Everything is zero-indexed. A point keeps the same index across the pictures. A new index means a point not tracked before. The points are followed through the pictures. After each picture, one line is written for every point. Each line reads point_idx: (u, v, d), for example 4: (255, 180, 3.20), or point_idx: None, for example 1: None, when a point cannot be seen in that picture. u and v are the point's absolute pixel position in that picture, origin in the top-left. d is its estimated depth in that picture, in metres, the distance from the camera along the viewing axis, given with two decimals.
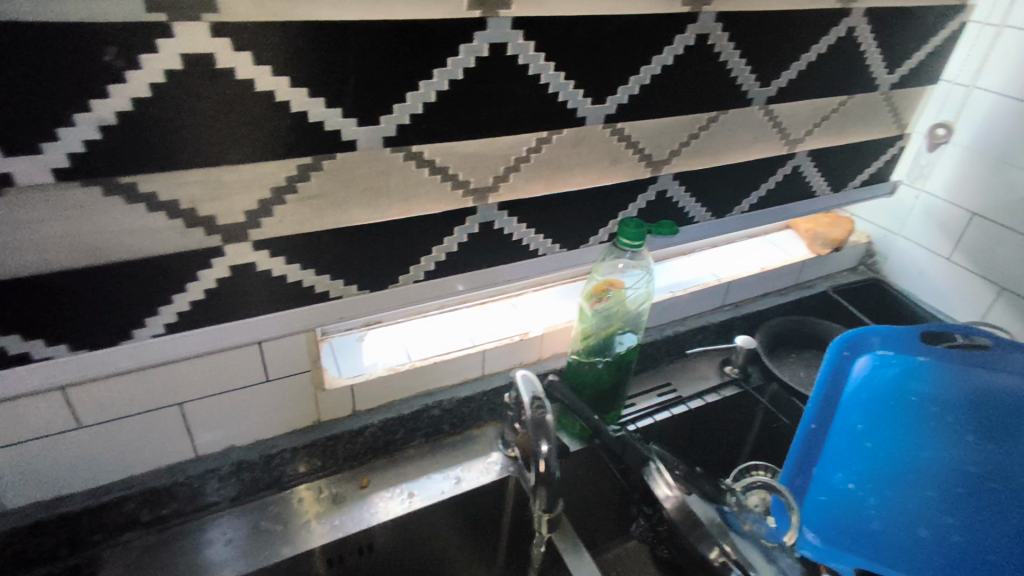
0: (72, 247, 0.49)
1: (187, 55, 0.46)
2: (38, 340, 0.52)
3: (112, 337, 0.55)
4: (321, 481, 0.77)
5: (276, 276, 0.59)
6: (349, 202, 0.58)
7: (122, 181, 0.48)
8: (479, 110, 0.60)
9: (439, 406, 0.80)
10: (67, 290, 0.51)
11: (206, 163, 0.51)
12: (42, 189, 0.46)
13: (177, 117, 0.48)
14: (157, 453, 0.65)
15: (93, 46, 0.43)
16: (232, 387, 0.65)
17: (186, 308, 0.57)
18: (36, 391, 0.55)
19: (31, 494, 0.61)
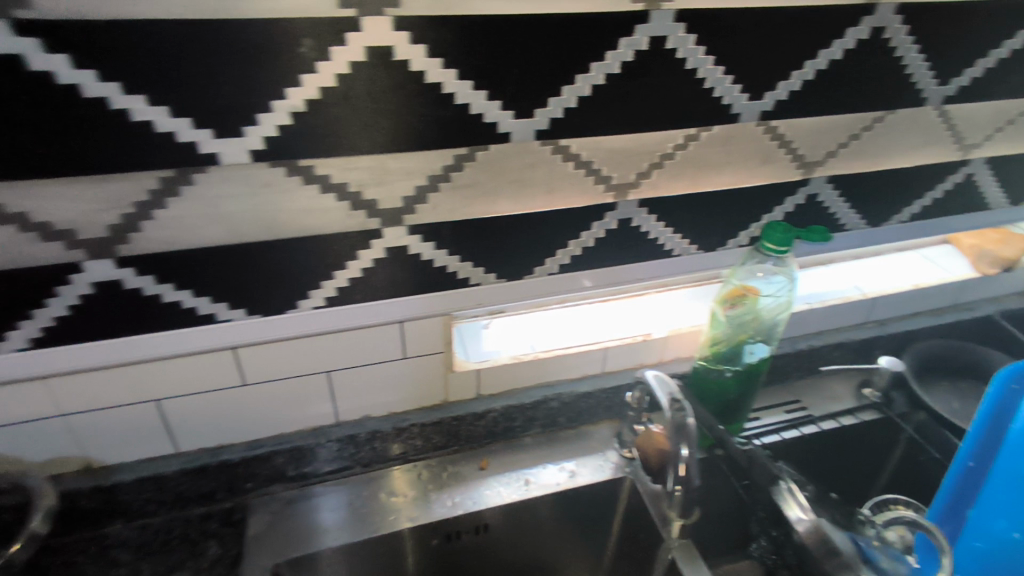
0: (258, 221, 0.55)
1: (371, 48, 0.49)
2: (221, 303, 0.58)
3: (280, 305, 0.61)
4: (439, 459, 0.80)
5: (424, 260, 0.63)
6: (497, 192, 0.60)
7: (304, 164, 0.53)
8: (632, 104, 0.59)
9: (558, 399, 0.81)
10: (249, 260, 0.57)
11: (376, 150, 0.54)
12: (240, 168, 0.51)
13: (357, 106, 0.51)
14: (304, 415, 0.71)
15: (294, 39, 0.47)
16: (373, 361, 0.69)
17: (345, 284, 0.61)
18: (215, 348, 0.61)
19: (201, 440, 0.69)
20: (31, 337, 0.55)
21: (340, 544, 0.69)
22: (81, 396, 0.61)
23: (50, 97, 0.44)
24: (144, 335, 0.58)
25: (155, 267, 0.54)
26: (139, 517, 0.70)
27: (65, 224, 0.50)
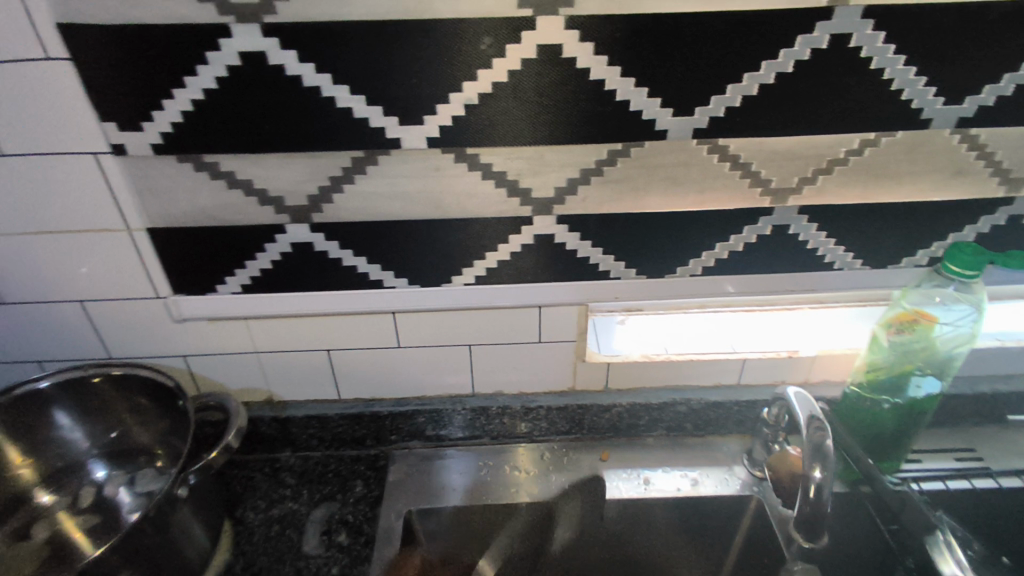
0: (426, 201, 0.61)
1: (542, 46, 0.53)
2: (387, 271, 0.66)
3: (436, 278, 0.67)
4: (559, 445, 0.82)
5: (569, 249, 0.65)
6: (647, 189, 0.61)
7: (471, 152, 0.58)
8: (801, 106, 0.56)
9: (686, 404, 0.80)
10: (415, 235, 0.63)
11: (535, 142, 0.58)
12: (417, 153, 0.58)
13: (523, 99, 0.55)
14: (445, 382, 0.78)
15: (475, 37, 0.52)
16: (510, 341, 0.74)
17: (494, 265, 0.66)
18: (379, 311, 0.70)
19: (358, 390, 0.78)
20: (242, 283, 0.66)
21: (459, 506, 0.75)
22: (272, 338, 0.72)
23: (279, 85, 0.53)
24: (325, 292, 0.68)
25: (339, 234, 0.63)
26: (303, 448, 0.81)
27: (278, 192, 0.60)
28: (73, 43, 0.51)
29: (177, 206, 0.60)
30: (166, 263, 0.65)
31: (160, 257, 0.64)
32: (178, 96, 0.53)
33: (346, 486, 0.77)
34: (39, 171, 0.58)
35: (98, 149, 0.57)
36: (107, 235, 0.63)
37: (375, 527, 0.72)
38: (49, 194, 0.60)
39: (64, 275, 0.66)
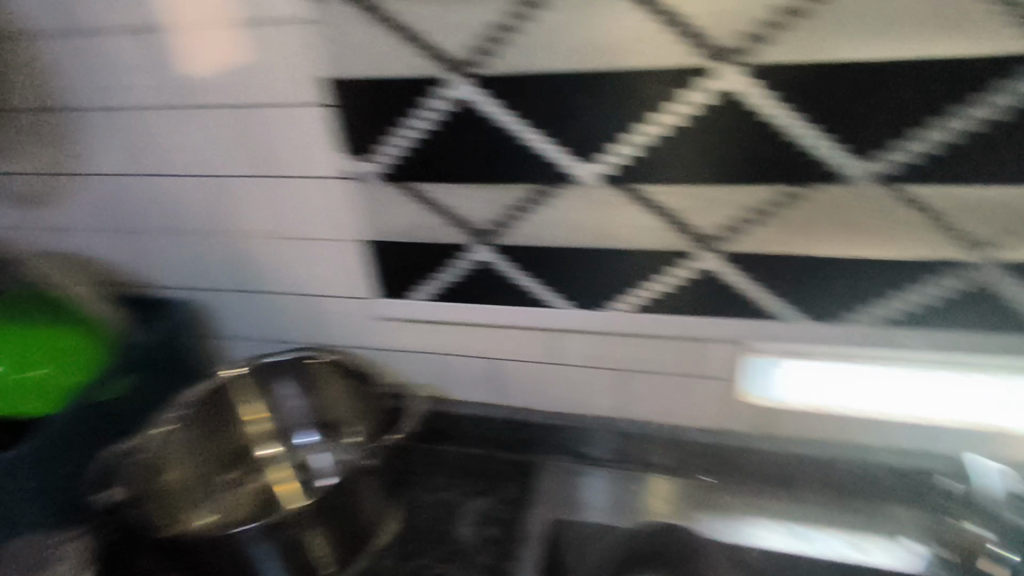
0: (596, 231, 0.66)
1: (720, 93, 0.55)
2: (554, 292, 0.72)
3: (599, 303, 0.72)
4: (708, 481, 0.81)
5: (731, 287, 0.66)
6: (820, 233, 0.60)
7: (642, 189, 0.62)
8: (1005, 152, 0.52)
9: (854, 464, 0.74)
10: (584, 262, 0.69)
11: (706, 182, 0.60)
12: (592, 188, 0.63)
13: (698, 142, 0.58)
14: (598, 401, 0.82)
15: (656, 85, 0.56)
16: (663, 371, 0.76)
17: (655, 296, 0.69)
18: (545, 327, 0.76)
19: (519, 398, 0.86)
20: (432, 292, 0.77)
21: (605, 524, 0.77)
22: (450, 341, 0.82)
23: (479, 126, 0.62)
24: (500, 306, 0.76)
25: (517, 256, 0.70)
26: (462, 444, 0.89)
27: (469, 216, 0.69)
28: (335, 94, 0.66)
29: (390, 223, 0.72)
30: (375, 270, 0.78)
31: (373, 264, 0.77)
32: (400, 135, 0.65)
33: (498, 485, 0.84)
34: (298, 191, 0.75)
35: (339, 176, 0.71)
36: (336, 244, 0.77)
37: (522, 528, 0.78)
38: (301, 209, 0.76)
39: (301, 273, 0.82)
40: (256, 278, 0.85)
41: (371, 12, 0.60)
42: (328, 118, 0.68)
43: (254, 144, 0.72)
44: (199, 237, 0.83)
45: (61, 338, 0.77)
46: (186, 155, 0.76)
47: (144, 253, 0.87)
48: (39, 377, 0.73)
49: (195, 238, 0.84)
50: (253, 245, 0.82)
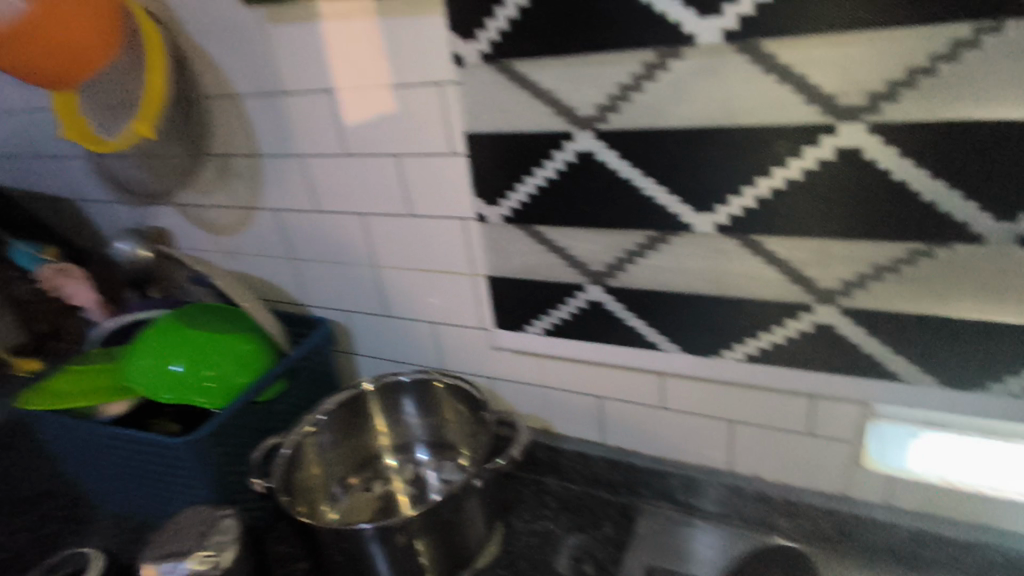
0: (708, 279, 0.67)
1: (842, 148, 0.55)
2: (665, 337, 0.73)
3: (709, 350, 0.71)
4: (820, 549, 0.76)
5: (852, 343, 0.63)
6: (953, 293, 0.57)
7: (757, 240, 0.62)
8: None
9: (995, 550, 0.66)
10: (695, 308, 0.69)
11: (825, 235, 0.59)
12: (706, 237, 0.65)
13: (817, 195, 0.58)
14: (703, 451, 0.81)
15: (774, 140, 0.57)
16: (775, 426, 0.73)
17: (768, 347, 0.68)
18: (651, 371, 0.77)
19: (622, 439, 0.86)
20: (544, 327, 0.81)
21: None
22: (558, 376, 0.86)
23: (598, 175, 0.66)
24: (608, 345, 0.77)
25: (626, 298, 0.72)
26: (566, 478, 0.91)
27: (583, 258, 0.72)
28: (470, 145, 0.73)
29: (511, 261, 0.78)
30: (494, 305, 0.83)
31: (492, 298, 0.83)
32: (529, 182, 0.71)
33: (598, 523, 0.85)
34: (438, 229, 0.84)
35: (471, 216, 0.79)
36: (463, 278, 0.86)
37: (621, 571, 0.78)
38: (436, 245, 0.86)
39: (430, 302, 0.92)
40: (393, 304, 0.96)
41: (506, 75, 0.67)
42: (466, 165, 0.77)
43: (405, 188, 0.84)
44: (352, 265, 0.97)
45: (244, 347, 0.90)
46: (352, 196, 0.90)
47: (306, 276, 1.02)
48: (228, 378, 0.86)
49: (348, 266, 0.97)
50: (394, 276, 0.93)
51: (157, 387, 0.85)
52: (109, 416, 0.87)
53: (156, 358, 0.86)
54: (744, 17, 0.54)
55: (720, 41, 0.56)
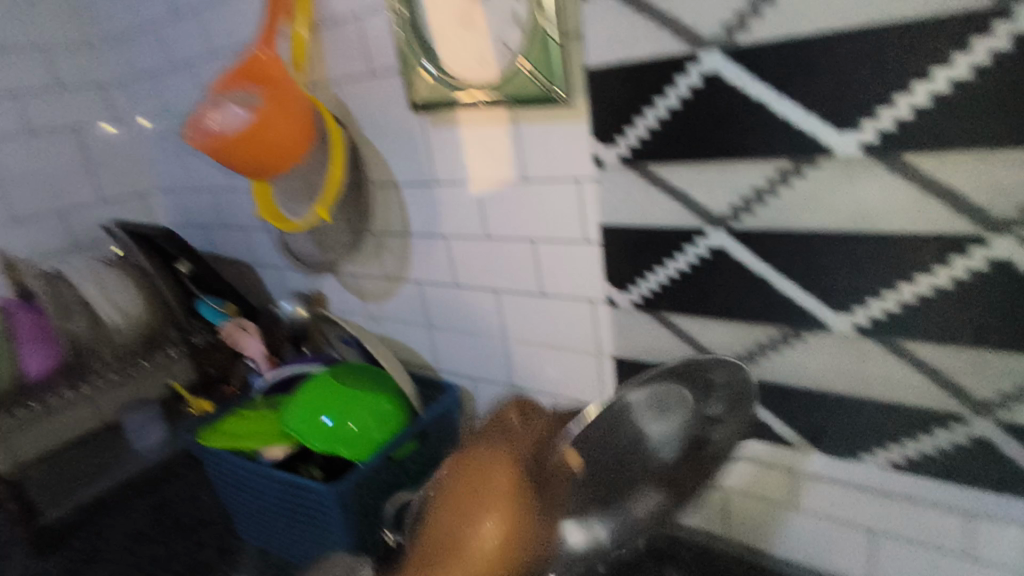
0: (846, 379, 0.66)
1: (996, 260, 0.54)
2: (798, 435, 0.72)
3: (848, 452, 0.69)
4: None
5: (1014, 461, 0.59)
6: None
7: (901, 344, 0.61)
8: None
9: None
10: (831, 408, 0.68)
11: (979, 345, 0.58)
12: (844, 338, 0.64)
13: (969, 305, 0.57)
14: (839, 559, 0.76)
15: (919, 249, 0.58)
16: (922, 541, 0.69)
17: (915, 455, 0.65)
18: (779, 467, 0.76)
19: (748, 537, 0.82)
20: None
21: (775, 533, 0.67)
22: None
23: (731, 269, 0.69)
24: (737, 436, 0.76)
25: (757, 392, 0.72)
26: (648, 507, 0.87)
27: (713, 348, 0.74)
28: (605, 235, 0.79)
29: (639, 345, 0.82)
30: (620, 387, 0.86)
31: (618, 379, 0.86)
32: (659, 273, 0.75)
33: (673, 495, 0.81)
34: (568, 311, 0.90)
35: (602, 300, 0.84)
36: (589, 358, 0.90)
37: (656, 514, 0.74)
38: (563, 324, 0.91)
39: (554, 376, 0.97)
40: (517, 376, 1.02)
41: (643, 177, 0.72)
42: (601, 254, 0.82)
43: (538, 270, 0.91)
44: (481, 337, 1.05)
45: (383, 405, 0.99)
46: (488, 275, 0.99)
47: (439, 344, 1.12)
48: (368, 432, 0.96)
49: (478, 336, 1.05)
50: (520, 351, 1.00)
51: (309, 435, 0.96)
52: (267, 458, 0.98)
53: (307, 407, 0.97)
54: (884, 132, 0.56)
55: (859, 152, 0.58)
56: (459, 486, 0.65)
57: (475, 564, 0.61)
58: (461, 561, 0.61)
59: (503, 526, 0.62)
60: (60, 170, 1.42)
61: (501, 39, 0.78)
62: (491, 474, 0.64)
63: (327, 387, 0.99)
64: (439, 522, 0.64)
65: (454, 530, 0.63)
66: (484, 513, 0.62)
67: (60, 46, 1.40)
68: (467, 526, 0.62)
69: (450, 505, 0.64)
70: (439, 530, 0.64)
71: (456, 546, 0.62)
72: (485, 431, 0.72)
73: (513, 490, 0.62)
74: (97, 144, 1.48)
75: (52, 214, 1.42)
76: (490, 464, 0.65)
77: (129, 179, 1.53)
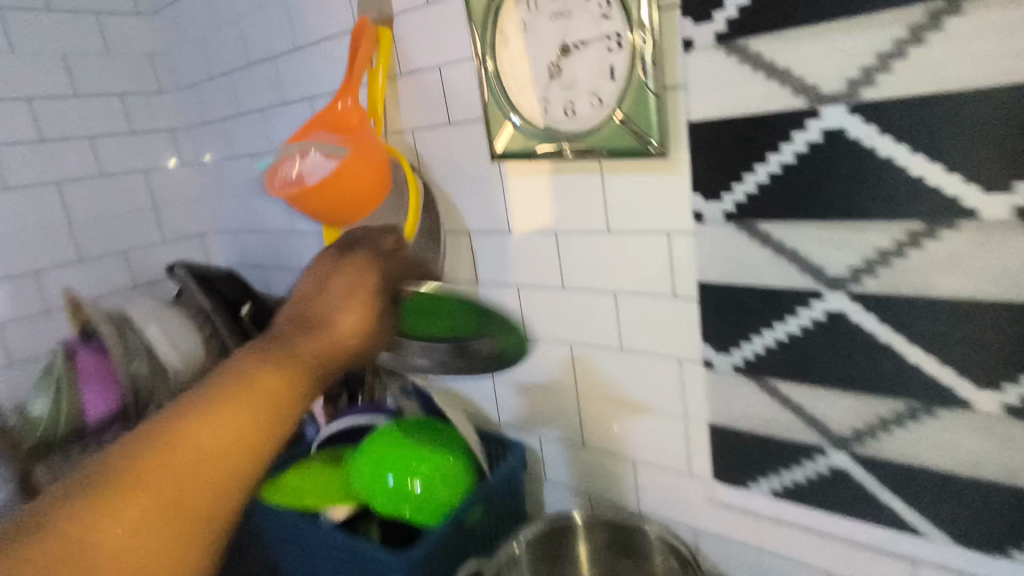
0: (989, 462, 0.60)
1: None
2: (928, 522, 0.65)
3: (989, 546, 0.62)
4: None
5: None
6: None
7: None
8: None
9: None
10: (970, 494, 0.61)
11: None
12: (988, 417, 0.59)
13: None
14: None
15: None
16: None
17: None
18: (903, 556, 0.68)
19: None
20: (773, 487, 0.75)
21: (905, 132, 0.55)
22: (783, 541, 0.78)
23: (851, 335, 0.64)
24: (854, 518, 0.70)
25: (879, 471, 0.66)
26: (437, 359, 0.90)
27: (827, 420, 0.69)
28: (702, 293, 0.74)
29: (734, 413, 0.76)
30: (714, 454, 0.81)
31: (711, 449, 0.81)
32: (765, 335, 0.70)
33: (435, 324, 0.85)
34: (654, 371, 0.86)
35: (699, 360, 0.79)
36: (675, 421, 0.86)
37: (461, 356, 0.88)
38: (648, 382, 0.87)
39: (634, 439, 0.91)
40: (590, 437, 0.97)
41: (749, 235, 0.68)
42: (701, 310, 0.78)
43: (620, 325, 0.87)
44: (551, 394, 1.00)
45: (448, 462, 0.94)
46: (562, 327, 0.95)
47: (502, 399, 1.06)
48: (434, 489, 0.92)
49: (547, 392, 1.00)
50: (595, 409, 0.95)
51: (374, 495, 0.92)
52: (330, 520, 0.94)
53: (372, 463, 0.93)
54: None
55: (1011, 217, 0.53)
56: (335, 275, 0.49)
57: (325, 352, 0.45)
58: (319, 341, 0.45)
59: (364, 311, 0.48)
60: (128, 212, 1.45)
61: (593, 91, 0.76)
62: (354, 269, 0.50)
63: (391, 440, 0.95)
64: (300, 299, 0.48)
65: (308, 313, 0.47)
66: (349, 281, 0.49)
67: (136, 93, 1.45)
68: (326, 314, 0.47)
69: (315, 279, 0.49)
70: (308, 299, 0.48)
71: (317, 325, 0.46)
72: (357, 237, 0.54)
73: (377, 294, 0.49)
74: (162, 186, 1.50)
75: (117, 255, 1.43)
76: (358, 252, 0.51)
77: (190, 220, 1.55)
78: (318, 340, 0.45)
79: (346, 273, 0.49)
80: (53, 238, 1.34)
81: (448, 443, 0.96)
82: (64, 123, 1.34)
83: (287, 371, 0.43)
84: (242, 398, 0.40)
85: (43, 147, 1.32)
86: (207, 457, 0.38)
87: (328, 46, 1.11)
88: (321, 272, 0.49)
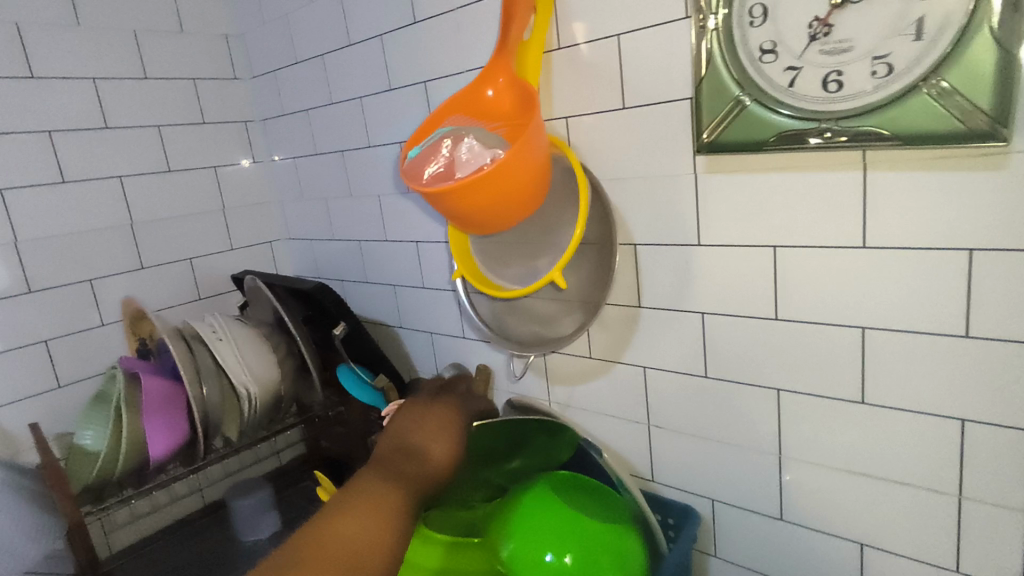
0: None
1: None
2: None
3: None
4: None
5: None
6: None
7: None
8: None
9: None
10: None
11: None
12: None
13: None
14: None
15: None
16: None
17: None
18: None
19: None
20: None
21: None
22: None
23: None
24: None
25: None
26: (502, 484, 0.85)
27: None
28: None
29: None
30: (1018, 542, 0.62)
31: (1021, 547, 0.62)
32: None
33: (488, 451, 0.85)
34: (918, 438, 0.66)
35: (1016, 428, 0.60)
36: (943, 497, 0.66)
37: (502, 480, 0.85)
38: (902, 445, 0.67)
39: (871, 516, 0.71)
40: (792, 508, 0.77)
41: None
42: (1017, 356, 0.58)
43: (866, 369, 0.67)
44: (739, 452, 0.80)
45: (604, 535, 0.73)
46: (766, 368, 0.74)
47: (664, 449, 0.87)
48: (622, 547, 0.72)
49: (732, 447, 0.80)
50: (807, 473, 0.75)
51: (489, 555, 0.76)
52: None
53: (531, 531, 0.74)
54: None
55: None
56: (418, 411, 0.83)
57: (424, 465, 0.76)
58: (426, 459, 0.76)
59: (449, 444, 0.79)
60: (194, 214, 1.27)
61: (879, 53, 0.55)
62: (441, 414, 0.83)
63: (542, 498, 0.76)
64: (406, 426, 0.80)
65: (411, 436, 0.79)
66: (441, 423, 0.81)
67: (208, 79, 1.28)
68: (425, 440, 0.78)
69: (417, 417, 0.82)
70: (403, 427, 0.80)
71: (420, 447, 0.77)
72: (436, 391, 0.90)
73: (453, 427, 0.81)
74: (232, 185, 1.33)
75: (181, 263, 1.25)
76: (442, 403, 0.85)
77: (259, 225, 1.37)
78: (424, 458, 0.76)
79: (436, 413, 0.83)
80: (113, 241, 1.17)
81: (608, 500, 0.77)
82: (131, 110, 1.17)
83: (411, 477, 0.73)
84: (385, 494, 0.69)
85: (106, 136, 1.15)
86: (370, 536, 0.64)
87: (455, 19, 0.92)
88: (419, 416, 0.82)
